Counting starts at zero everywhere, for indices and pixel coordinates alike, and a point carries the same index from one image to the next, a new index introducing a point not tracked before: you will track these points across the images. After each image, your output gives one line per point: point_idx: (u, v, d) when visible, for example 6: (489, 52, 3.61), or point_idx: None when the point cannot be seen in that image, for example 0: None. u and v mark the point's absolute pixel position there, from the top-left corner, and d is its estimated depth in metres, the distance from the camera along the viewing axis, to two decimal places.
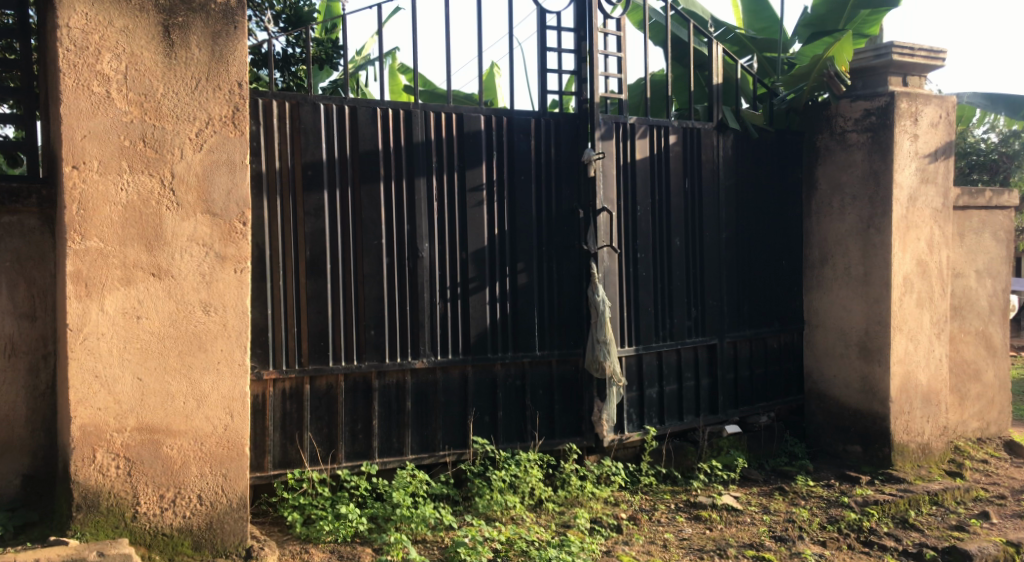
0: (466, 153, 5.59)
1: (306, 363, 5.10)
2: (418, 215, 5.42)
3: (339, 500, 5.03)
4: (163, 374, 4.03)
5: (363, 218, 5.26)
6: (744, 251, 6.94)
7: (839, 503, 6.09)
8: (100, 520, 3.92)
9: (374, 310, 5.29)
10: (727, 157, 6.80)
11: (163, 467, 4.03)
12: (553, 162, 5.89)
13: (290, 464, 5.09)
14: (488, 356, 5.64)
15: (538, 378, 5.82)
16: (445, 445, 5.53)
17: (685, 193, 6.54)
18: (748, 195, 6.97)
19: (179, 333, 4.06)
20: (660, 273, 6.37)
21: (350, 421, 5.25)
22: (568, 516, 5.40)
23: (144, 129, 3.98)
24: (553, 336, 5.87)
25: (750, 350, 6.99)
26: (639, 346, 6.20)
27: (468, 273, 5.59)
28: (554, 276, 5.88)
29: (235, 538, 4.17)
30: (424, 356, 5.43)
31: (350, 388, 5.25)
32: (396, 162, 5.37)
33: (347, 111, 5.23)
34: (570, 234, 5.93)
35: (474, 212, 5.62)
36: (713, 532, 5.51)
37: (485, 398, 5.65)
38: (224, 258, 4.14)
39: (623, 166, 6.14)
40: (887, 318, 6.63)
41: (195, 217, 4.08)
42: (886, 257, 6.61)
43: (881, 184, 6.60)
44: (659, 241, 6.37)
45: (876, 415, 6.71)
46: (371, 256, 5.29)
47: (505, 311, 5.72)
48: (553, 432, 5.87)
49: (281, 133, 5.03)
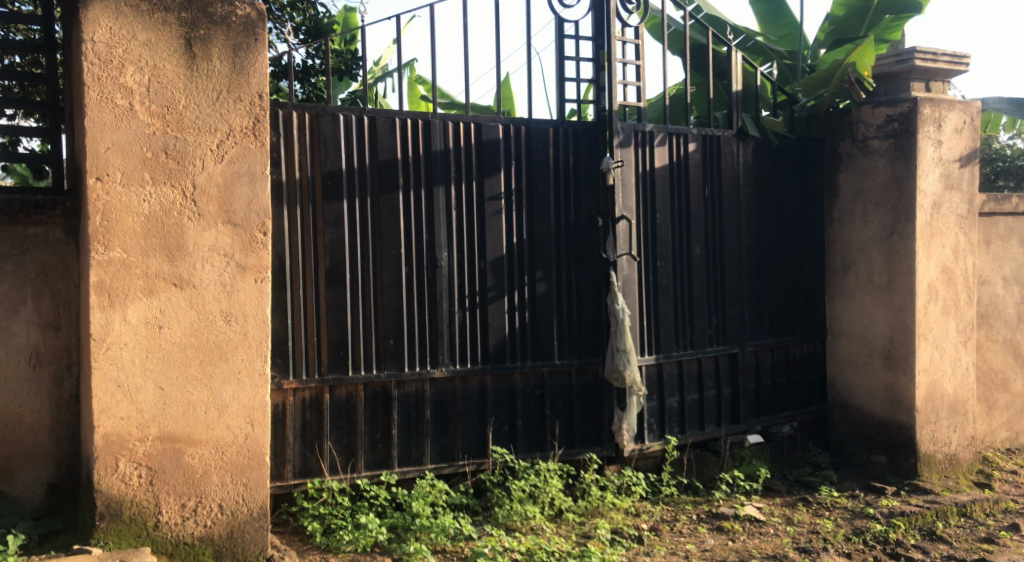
0: (484, 162, 5.60)
1: (326, 372, 5.12)
2: (437, 224, 5.44)
3: (359, 510, 5.03)
4: (185, 383, 4.05)
5: (382, 228, 5.29)
6: (765, 259, 6.89)
7: (864, 515, 6.01)
8: (122, 529, 3.95)
9: (393, 320, 5.31)
10: (747, 164, 6.76)
11: (185, 477, 4.05)
12: (572, 170, 5.89)
13: (310, 473, 5.10)
14: (507, 365, 5.63)
15: (558, 388, 5.80)
16: (465, 455, 5.52)
17: (705, 200, 6.51)
18: (769, 202, 6.92)
19: (201, 343, 4.09)
20: (680, 281, 6.34)
21: (370, 430, 5.26)
22: (588, 526, 5.37)
23: (166, 140, 4.02)
24: (572, 345, 5.85)
25: (772, 359, 6.93)
26: (659, 355, 6.16)
27: (487, 282, 5.59)
28: (573, 285, 5.87)
29: (255, 547, 4.18)
30: (444, 365, 5.44)
31: (370, 398, 5.26)
32: (415, 171, 5.39)
33: (366, 121, 5.26)
34: (588, 243, 5.92)
35: (493, 221, 5.62)
36: (736, 543, 5.45)
37: (504, 408, 5.64)
38: (245, 268, 4.17)
39: (641, 173, 6.13)
40: (912, 326, 6.54)
41: (216, 227, 4.11)
42: (910, 264, 6.53)
43: (905, 190, 6.53)
44: (679, 249, 6.34)
45: (901, 425, 6.62)
46: (390, 265, 5.31)
47: (524, 320, 5.71)
48: (573, 442, 5.84)
49: (301, 144, 5.07)
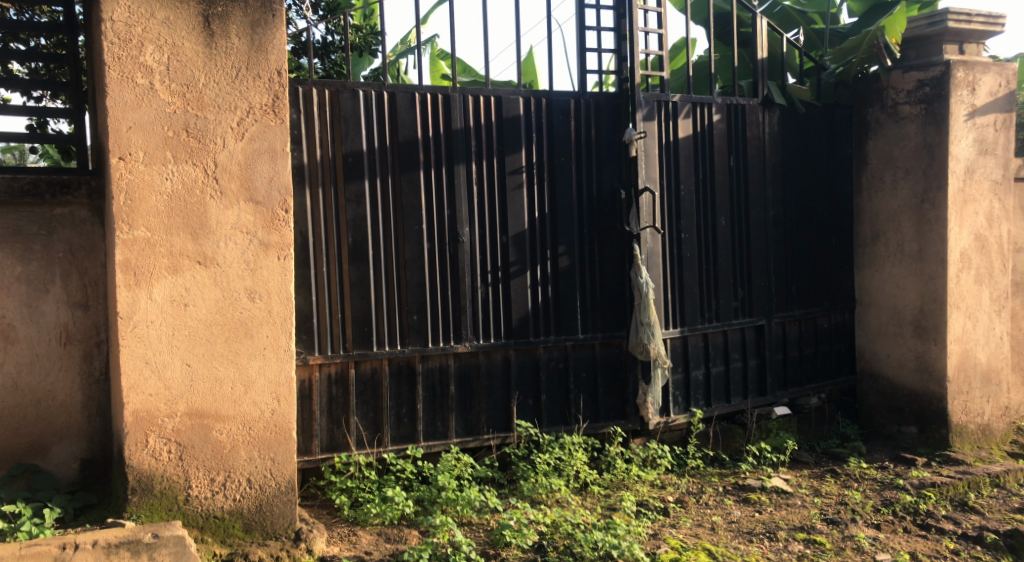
0: (505, 136, 5.57)
1: (351, 348, 5.15)
2: (458, 200, 5.43)
3: (386, 483, 5.09)
4: (211, 360, 4.10)
5: (403, 204, 5.29)
6: (792, 229, 6.80)
7: (894, 486, 5.96)
8: (154, 503, 4.02)
9: (416, 295, 5.33)
10: (773, 133, 6.65)
11: (213, 452, 4.11)
12: (594, 143, 5.84)
13: (337, 447, 5.16)
14: (531, 339, 5.63)
15: (581, 361, 5.80)
16: (490, 429, 5.54)
17: (731, 171, 6.41)
18: (796, 172, 6.81)
19: (226, 320, 4.13)
20: (705, 254, 6.27)
21: (396, 405, 5.31)
22: (614, 499, 5.39)
23: (186, 119, 4.04)
24: (596, 319, 5.83)
25: (799, 331, 6.86)
26: (684, 328, 6.11)
27: (510, 258, 5.58)
28: (596, 259, 5.84)
29: (284, 521, 4.25)
30: (467, 340, 5.45)
31: (395, 373, 5.30)
32: (436, 147, 5.38)
33: (386, 97, 5.24)
34: (611, 216, 5.87)
35: (514, 195, 5.60)
36: (763, 515, 5.44)
37: (528, 382, 5.65)
38: (267, 246, 4.20)
39: (665, 145, 6.05)
40: (943, 295, 6.44)
41: (238, 205, 4.14)
42: (941, 233, 6.41)
43: (937, 157, 6.39)
44: (703, 222, 6.27)
45: (932, 395, 6.54)
46: (412, 241, 5.31)
47: (547, 295, 5.70)
48: (597, 415, 5.84)
49: (322, 121, 5.07)
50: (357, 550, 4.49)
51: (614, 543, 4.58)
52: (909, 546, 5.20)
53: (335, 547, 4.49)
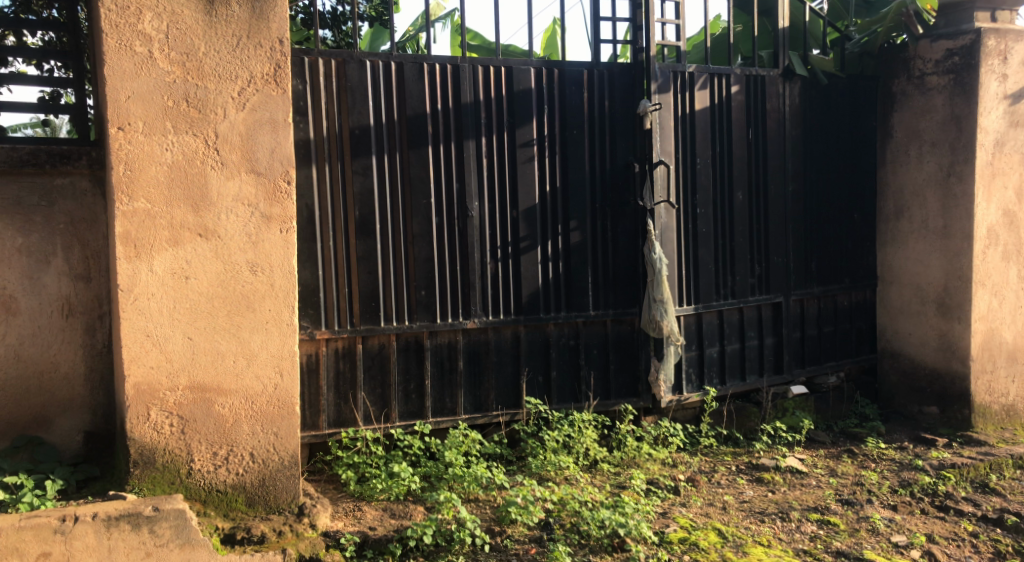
0: (516, 108, 5.45)
1: (358, 323, 5.11)
2: (467, 173, 5.33)
3: (393, 459, 5.06)
4: (213, 334, 4.07)
5: (411, 177, 5.21)
6: (812, 205, 6.63)
7: (913, 466, 5.82)
8: (156, 476, 4.01)
9: (424, 270, 5.26)
10: (794, 105, 6.46)
11: (216, 426, 4.09)
12: (608, 115, 5.70)
13: (344, 422, 5.14)
14: (541, 316, 5.54)
15: (593, 338, 5.70)
16: (498, 405, 5.48)
17: (749, 144, 6.25)
18: (817, 145, 6.62)
19: (228, 293, 4.09)
20: (721, 230, 6.13)
21: (403, 381, 5.26)
22: (623, 477, 5.33)
23: (186, 89, 3.97)
24: (608, 296, 5.73)
25: (818, 308, 6.71)
26: (698, 305, 5.98)
27: (520, 232, 5.49)
28: (608, 234, 5.72)
29: (287, 495, 4.23)
30: (476, 316, 5.38)
31: (402, 348, 5.25)
32: (445, 119, 5.28)
33: (394, 68, 5.15)
34: (624, 190, 5.74)
35: (525, 168, 5.49)
36: (776, 495, 5.35)
37: (538, 359, 5.57)
38: (270, 218, 4.14)
39: (681, 117, 5.90)
40: (968, 272, 6.26)
41: (240, 177, 4.09)
42: (968, 207, 6.21)
43: (964, 129, 6.19)
44: (720, 197, 6.13)
45: (955, 375, 6.38)
46: (420, 215, 5.24)
47: (558, 271, 5.60)
48: (608, 392, 5.76)
49: (328, 92, 4.99)
50: (362, 526, 4.47)
51: (622, 523, 4.53)
52: (926, 528, 5.08)
53: (339, 522, 4.46)
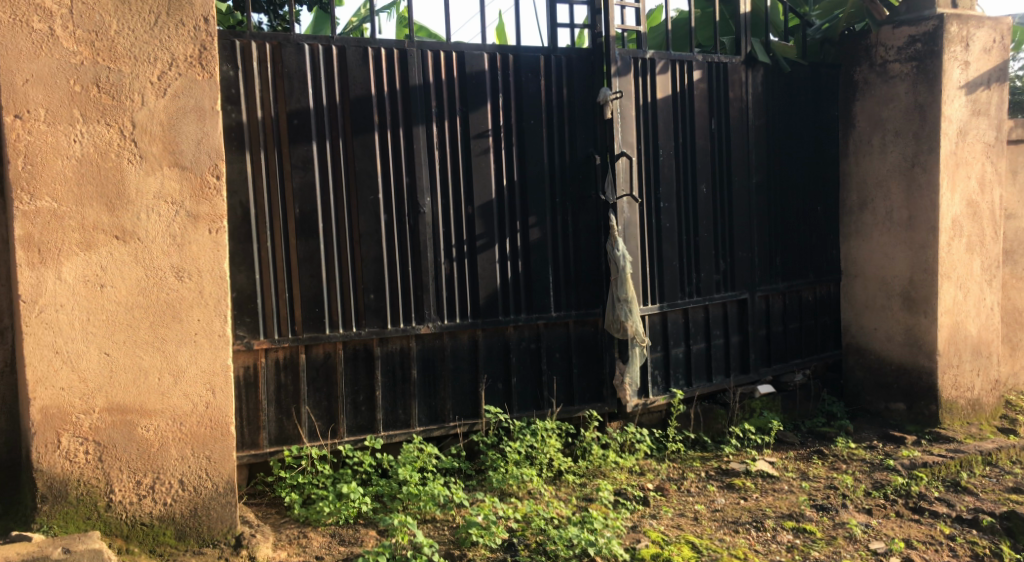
0: (469, 96, 5.08)
1: (301, 331, 4.71)
2: (418, 167, 4.95)
3: (341, 478, 4.66)
4: (134, 349, 3.62)
5: (356, 171, 4.81)
6: (776, 197, 6.41)
7: (884, 467, 5.57)
8: (69, 511, 3.55)
9: (372, 271, 4.87)
10: (757, 94, 6.22)
11: (139, 451, 3.64)
12: (566, 104, 5.37)
13: (288, 439, 4.73)
14: (500, 318, 5.18)
15: (554, 341, 5.37)
16: (455, 415, 5.12)
17: (712, 134, 5.99)
18: (780, 136, 6.40)
19: (150, 302, 3.64)
20: (685, 225, 5.86)
21: (352, 393, 4.86)
22: (589, 489, 5.00)
23: (97, 72, 3.51)
24: (569, 296, 5.40)
25: (784, 304, 6.49)
26: (663, 303, 5.69)
27: (476, 230, 5.12)
28: (569, 230, 5.39)
29: (222, 526, 3.80)
30: (430, 320, 5.00)
31: (350, 357, 4.85)
32: (393, 108, 4.89)
33: (335, 52, 4.73)
34: (585, 183, 5.42)
35: (479, 161, 5.12)
36: (748, 502, 5.08)
37: (497, 365, 5.21)
38: (197, 217, 3.71)
39: (642, 106, 5.60)
40: (934, 265, 6.09)
41: (161, 171, 3.64)
42: (933, 198, 6.04)
43: (928, 117, 6.02)
44: (683, 190, 5.85)
45: (922, 370, 6.21)
46: (367, 212, 4.84)
47: (516, 270, 5.26)
48: (572, 398, 5.43)
49: (262, 78, 4.57)
50: (307, 555, 4.06)
51: (591, 541, 4.18)
52: (903, 532, 4.81)
53: (281, 552, 4.05)
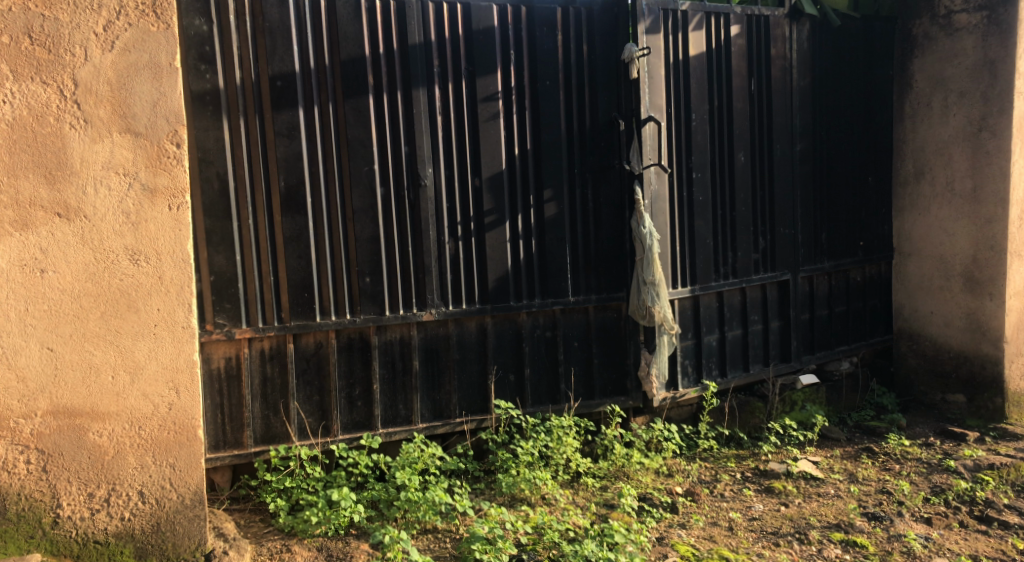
0: (476, 55, 4.52)
1: (288, 319, 4.23)
2: (418, 134, 4.42)
3: (333, 482, 4.19)
4: (82, 343, 3.17)
5: (348, 139, 4.29)
6: (821, 168, 5.78)
7: (944, 469, 4.97)
8: (9, 529, 3.12)
9: (368, 252, 4.36)
10: (802, 51, 5.57)
11: (90, 460, 3.19)
12: (587, 63, 4.79)
13: (275, 438, 4.27)
14: (512, 304, 4.66)
15: (573, 328, 4.83)
16: (462, 411, 4.62)
17: (751, 97, 5.36)
18: (827, 98, 5.75)
19: (101, 289, 3.19)
20: (720, 199, 5.27)
21: (346, 386, 4.38)
22: (611, 494, 4.48)
23: (28, 20, 3.05)
24: (589, 278, 4.85)
25: (829, 286, 5.88)
26: (695, 285, 5.12)
27: (484, 205, 4.59)
28: (589, 206, 4.83)
29: (190, 542, 3.34)
30: (433, 306, 4.48)
31: (344, 347, 4.36)
32: (390, 68, 4.35)
33: (325, 4, 4.20)
34: (607, 152, 4.86)
35: (488, 127, 4.58)
36: (789, 510, 4.52)
37: (509, 355, 4.70)
38: (154, 192, 3.24)
39: (672, 64, 4.99)
40: (1001, 242, 5.44)
41: (110, 137, 3.17)
42: (1003, 167, 5.38)
43: (999, 75, 5.34)
44: (718, 159, 5.25)
45: (985, 359, 5.57)
46: (361, 186, 4.33)
47: (530, 250, 4.72)
48: (592, 391, 4.89)
49: (241, 35, 4.07)
50: None
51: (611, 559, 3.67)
52: (969, 547, 4.22)
53: None
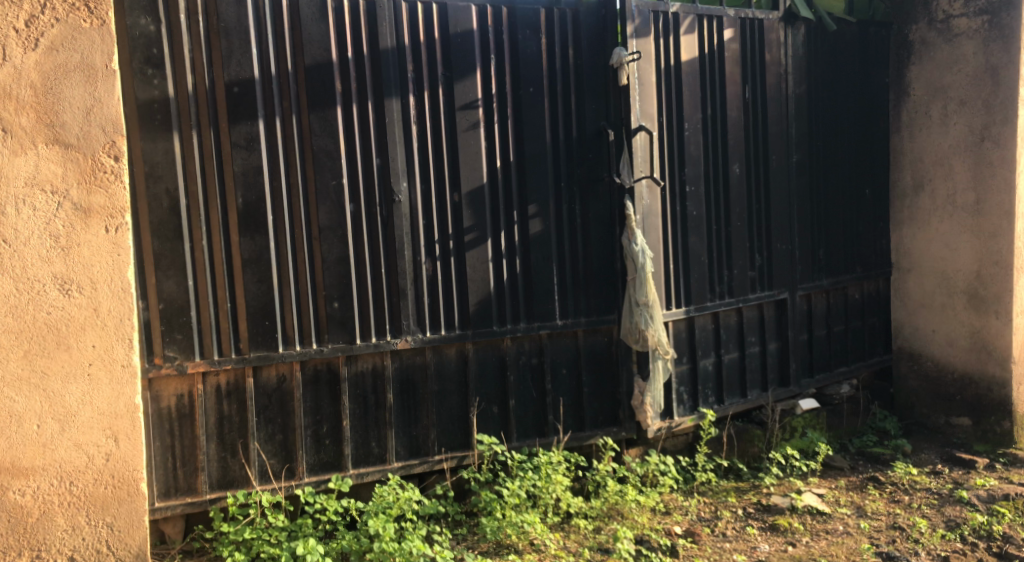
0: (454, 60, 4.16)
1: (247, 351, 3.81)
2: (392, 145, 4.03)
3: (299, 532, 3.76)
4: (3, 389, 2.81)
5: (313, 151, 3.90)
6: (818, 179, 5.49)
7: (956, 500, 4.64)
8: None
9: (336, 274, 3.96)
10: (797, 56, 5.28)
11: (13, 523, 2.84)
12: (573, 69, 4.44)
13: (234, 483, 3.85)
14: (495, 329, 4.28)
15: (560, 354, 4.46)
16: (441, 448, 4.22)
17: (746, 105, 5.05)
18: (822, 106, 5.47)
19: (25, 327, 2.83)
20: (714, 214, 4.94)
21: (313, 423, 3.97)
22: (604, 537, 4.09)
23: None
24: (578, 300, 4.49)
25: (827, 304, 5.58)
26: (690, 306, 4.78)
27: (464, 222, 4.20)
28: (576, 222, 4.48)
29: None
30: (409, 333, 4.09)
31: (311, 380, 3.95)
32: (360, 74, 3.97)
33: (286, 3, 3.81)
34: (596, 163, 4.51)
35: (467, 138, 4.21)
36: (797, 550, 4.15)
37: (491, 385, 4.31)
38: (87, 211, 2.90)
39: (664, 70, 4.66)
40: (1007, 256, 5.16)
41: (35, 149, 2.83)
42: (1007, 178, 5.10)
43: (1002, 82, 5.08)
44: (713, 170, 4.92)
45: (992, 380, 5.27)
46: (328, 202, 3.93)
47: (514, 271, 4.35)
48: (582, 423, 4.52)
49: (192, 37, 3.66)
50: None
51: None
52: None
53: None
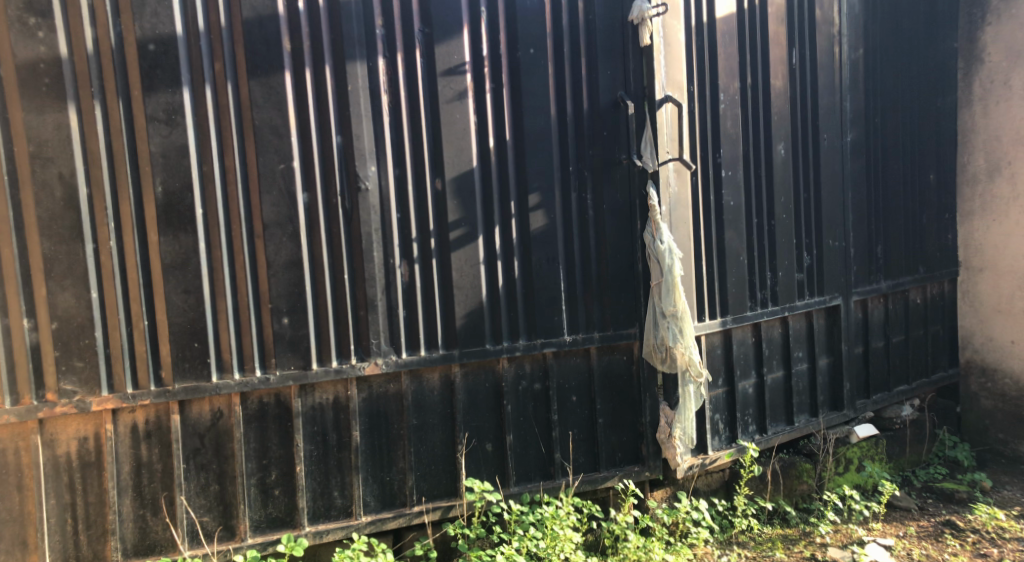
0: (434, 13, 3.32)
1: (170, 381, 2.99)
2: (355, 119, 3.20)
3: None
4: None
5: (254, 125, 3.07)
6: (874, 163, 4.63)
7: None
8: None
9: (286, 282, 3.13)
10: (853, 15, 4.43)
11: None
12: (583, 28, 3.60)
13: (156, 548, 3.02)
14: (488, 348, 3.44)
15: (569, 377, 3.63)
16: (421, 496, 3.39)
17: (792, 73, 4.21)
18: (879, 76, 4.62)
19: None
20: (755, 205, 4.09)
21: (259, 470, 3.13)
22: None
23: None
24: (591, 311, 3.65)
25: (885, 310, 4.72)
26: (727, 316, 3.93)
27: (448, 215, 3.37)
28: (588, 216, 3.64)
29: None
30: (379, 354, 3.26)
31: (254, 417, 3.11)
32: (315, 30, 3.14)
33: None
34: (612, 141, 3.67)
35: (451, 110, 3.37)
36: None
37: (484, 417, 3.48)
38: None
39: (696, 27, 3.81)
40: None
41: None
42: None
43: None
44: (753, 152, 4.07)
45: None
46: (273, 190, 3.11)
47: (512, 276, 3.51)
48: (596, 461, 3.69)
49: None
50: None
51: None
52: None
53: None
